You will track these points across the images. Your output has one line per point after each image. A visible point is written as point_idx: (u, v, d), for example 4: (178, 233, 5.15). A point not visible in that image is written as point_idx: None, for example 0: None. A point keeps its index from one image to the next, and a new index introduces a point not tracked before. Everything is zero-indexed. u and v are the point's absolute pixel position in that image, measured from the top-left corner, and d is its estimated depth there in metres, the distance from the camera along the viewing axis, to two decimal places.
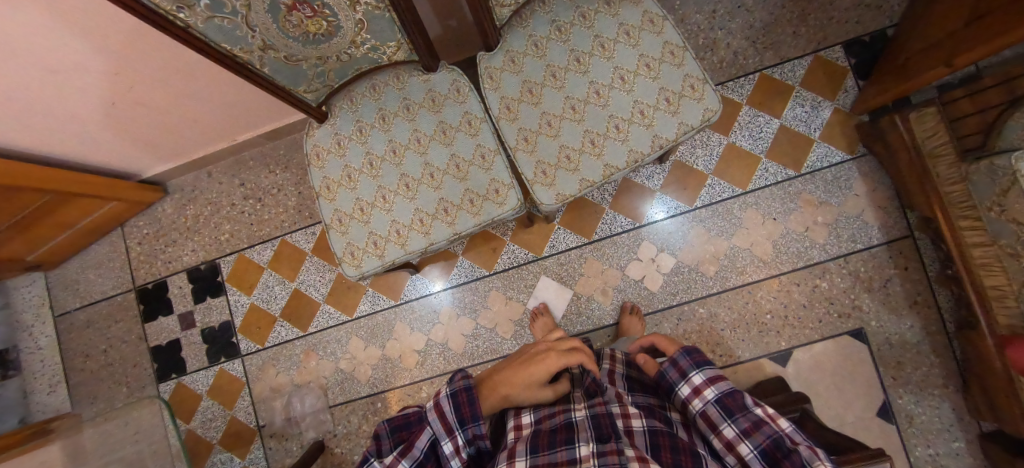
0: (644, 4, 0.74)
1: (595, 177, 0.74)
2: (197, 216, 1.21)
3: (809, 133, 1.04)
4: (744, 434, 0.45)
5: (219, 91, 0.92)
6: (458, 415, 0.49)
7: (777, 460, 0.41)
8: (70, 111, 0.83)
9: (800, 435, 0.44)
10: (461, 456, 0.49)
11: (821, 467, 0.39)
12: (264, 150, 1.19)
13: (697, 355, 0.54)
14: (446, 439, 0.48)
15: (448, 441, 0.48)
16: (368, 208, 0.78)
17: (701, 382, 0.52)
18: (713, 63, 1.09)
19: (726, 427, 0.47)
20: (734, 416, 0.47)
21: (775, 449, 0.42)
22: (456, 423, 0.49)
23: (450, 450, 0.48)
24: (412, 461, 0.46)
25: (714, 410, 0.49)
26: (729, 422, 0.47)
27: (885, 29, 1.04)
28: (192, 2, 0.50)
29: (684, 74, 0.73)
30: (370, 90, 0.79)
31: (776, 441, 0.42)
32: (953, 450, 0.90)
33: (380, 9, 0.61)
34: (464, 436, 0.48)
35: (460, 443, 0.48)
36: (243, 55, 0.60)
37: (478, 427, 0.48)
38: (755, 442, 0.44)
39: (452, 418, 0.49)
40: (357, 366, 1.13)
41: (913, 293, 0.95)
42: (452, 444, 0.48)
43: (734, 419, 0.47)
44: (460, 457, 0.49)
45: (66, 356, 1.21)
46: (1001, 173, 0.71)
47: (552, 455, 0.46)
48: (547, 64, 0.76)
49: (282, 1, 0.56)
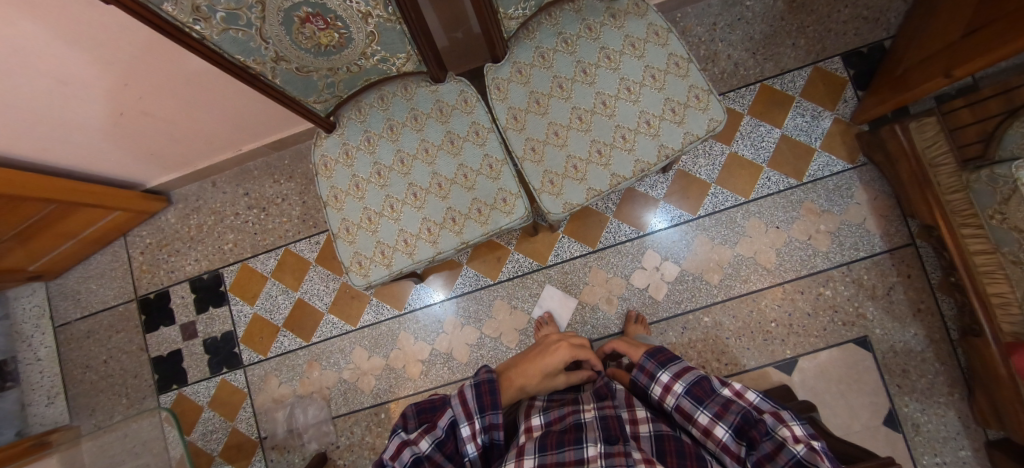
0: (649, 17, 0.76)
1: (602, 186, 0.74)
2: (201, 226, 1.20)
3: (810, 142, 1.05)
4: (715, 416, 0.51)
5: (227, 101, 0.93)
6: (479, 402, 0.54)
7: (749, 433, 0.47)
8: (79, 121, 0.83)
9: (766, 406, 0.51)
10: (477, 441, 0.52)
11: (785, 431, 0.46)
12: (270, 160, 1.19)
13: (662, 354, 0.61)
14: (465, 423, 0.53)
15: (466, 425, 0.53)
16: (375, 217, 0.78)
17: (669, 378, 0.58)
18: (715, 74, 1.10)
19: (700, 414, 0.52)
20: (704, 403, 0.53)
21: (745, 423, 0.48)
22: (476, 409, 0.53)
23: (467, 433, 0.52)
24: (433, 439, 0.51)
25: (686, 401, 0.54)
26: (702, 409, 0.52)
27: (883, 40, 1.07)
28: (208, 14, 0.51)
29: (689, 85, 0.74)
30: (378, 100, 0.80)
31: (744, 415, 0.49)
32: (960, 458, 0.90)
33: (392, 21, 0.62)
34: (481, 422, 0.53)
35: (477, 428, 0.53)
36: (256, 66, 0.61)
37: (495, 415, 0.53)
38: (727, 422, 0.49)
39: (472, 406, 0.54)
40: (360, 376, 1.12)
41: (917, 301, 0.96)
42: (469, 430, 0.53)
43: (705, 405, 0.52)
44: (475, 443, 0.52)
45: (66, 367, 1.20)
46: (1001, 181, 0.73)
47: (560, 454, 0.47)
48: (554, 75, 0.77)
49: (297, 13, 0.57)
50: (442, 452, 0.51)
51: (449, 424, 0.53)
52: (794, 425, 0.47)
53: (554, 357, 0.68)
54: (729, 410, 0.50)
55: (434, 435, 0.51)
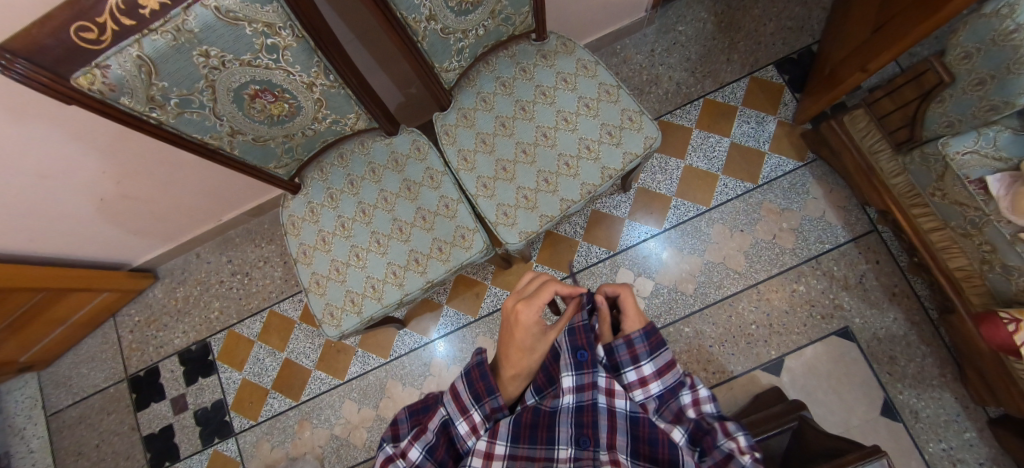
0: (577, 54, 0.83)
1: (553, 211, 0.78)
2: (188, 297, 1.24)
3: (758, 146, 1.10)
4: (672, 422, 0.51)
5: (203, 175, 0.99)
6: (472, 393, 0.52)
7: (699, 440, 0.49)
8: (65, 210, 0.89)
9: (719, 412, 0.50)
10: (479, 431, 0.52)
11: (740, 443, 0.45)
12: (251, 226, 1.25)
13: (653, 339, 0.52)
14: (461, 420, 0.52)
15: (463, 421, 0.52)
16: (343, 267, 0.82)
17: (649, 372, 0.51)
18: (659, 95, 1.17)
19: (657, 416, 0.52)
20: (660, 410, 0.52)
21: (699, 432, 0.49)
22: (471, 400, 0.52)
23: (467, 428, 0.52)
24: (424, 444, 0.50)
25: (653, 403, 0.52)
26: (659, 415, 0.52)
27: (810, 46, 1.14)
28: (162, 102, 0.57)
29: (621, 108, 0.79)
30: (338, 159, 0.86)
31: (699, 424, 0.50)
32: (966, 442, 0.87)
33: (336, 86, 0.69)
34: (481, 412, 0.52)
35: (478, 420, 0.52)
36: (214, 141, 0.67)
37: (494, 400, 0.51)
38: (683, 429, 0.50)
39: (466, 396, 0.52)
40: (351, 430, 1.10)
41: (890, 286, 0.97)
42: (467, 424, 0.52)
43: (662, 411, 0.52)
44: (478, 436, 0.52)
45: (57, 457, 1.18)
46: (933, 160, 0.76)
47: (530, 450, 0.51)
48: (496, 115, 0.82)
49: (246, 91, 0.63)
50: (434, 459, 0.50)
51: (444, 427, 0.52)
52: (745, 437, 0.45)
53: (524, 328, 0.50)
54: (682, 420, 0.50)
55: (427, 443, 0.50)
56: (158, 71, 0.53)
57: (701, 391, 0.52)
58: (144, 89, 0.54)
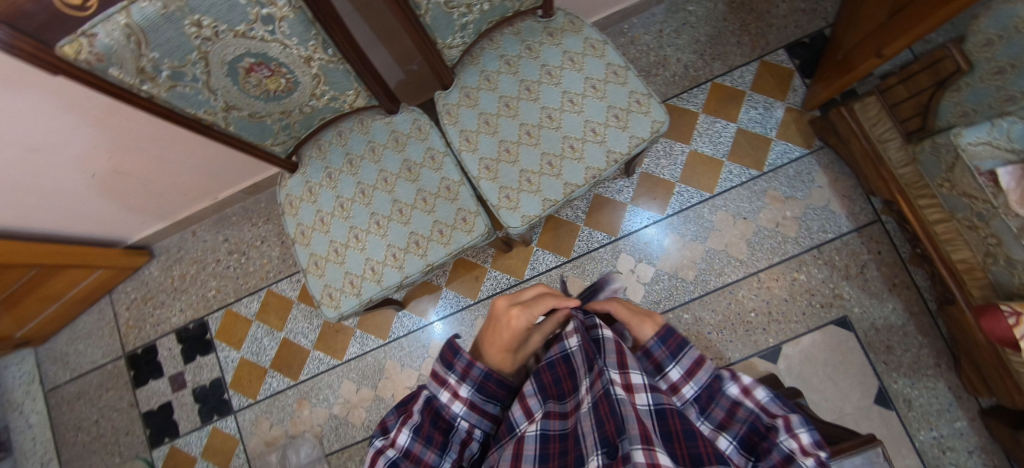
0: (585, 32, 0.80)
1: (557, 196, 0.77)
2: (184, 275, 1.23)
3: (765, 133, 1.08)
4: (719, 427, 0.43)
5: (197, 151, 0.96)
6: (443, 362, 0.48)
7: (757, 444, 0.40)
8: (55, 187, 0.87)
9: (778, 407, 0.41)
10: (462, 397, 0.47)
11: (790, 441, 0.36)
12: (247, 204, 1.23)
13: (670, 340, 0.48)
14: (442, 391, 0.47)
15: (443, 393, 0.47)
16: (342, 248, 0.80)
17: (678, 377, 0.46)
18: (666, 78, 1.14)
19: (701, 422, 0.44)
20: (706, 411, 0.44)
21: (752, 434, 0.40)
22: (443, 371, 0.48)
23: (449, 398, 0.47)
24: (412, 427, 0.44)
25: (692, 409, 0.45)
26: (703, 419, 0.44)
27: (822, 30, 1.11)
28: (154, 74, 0.55)
29: (629, 90, 0.77)
30: (336, 137, 0.84)
31: (754, 425, 0.40)
32: (957, 430, 0.88)
33: (334, 62, 0.66)
34: (455, 376, 0.47)
35: (456, 386, 0.47)
36: (208, 117, 0.65)
37: (464, 360, 0.47)
38: (732, 433, 0.42)
39: (441, 371, 0.48)
40: (350, 410, 1.11)
41: (890, 276, 0.97)
42: (448, 391, 0.47)
43: (706, 415, 0.44)
44: (462, 400, 0.47)
45: (57, 431, 1.19)
46: (944, 150, 0.75)
47: (561, 405, 0.45)
48: (500, 95, 0.80)
49: (241, 64, 0.60)
50: (425, 439, 0.44)
51: (428, 400, 0.47)
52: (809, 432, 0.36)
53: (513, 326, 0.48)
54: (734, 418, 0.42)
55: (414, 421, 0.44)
56: (148, 41, 0.50)
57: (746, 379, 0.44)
58: (133, 60, 0.51)
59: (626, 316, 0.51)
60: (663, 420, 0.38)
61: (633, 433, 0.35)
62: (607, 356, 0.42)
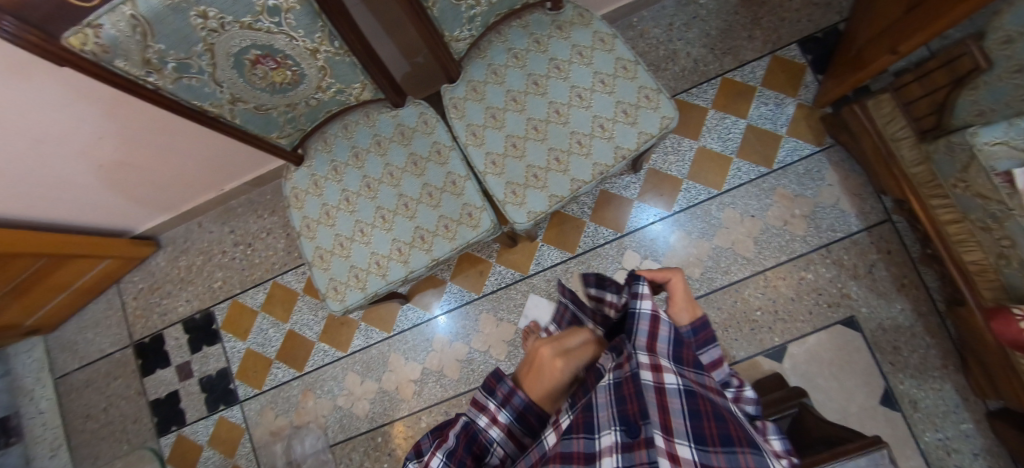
0: (594, 25, 0.78)
1: (563, 192, 0.76)
2: (190, 266, 1.23)
3: (775, 129, 1.06)
4: None
5: (202, 143, 0.96)
6: (484, 387, 0.47)
7: None
8: (62, 177, 0.87)
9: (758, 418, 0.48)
10: (501, 423, 0.46)
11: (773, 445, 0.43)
12: (252, 196, 1.23)
13: (701, 333, 0.50)
14: (480, 415, 0.46)
15: (482, 417, 0.46)
16: (347, 242, 0.80)
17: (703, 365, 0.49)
18: (675, 72, 1.12)
19: None
20: None
21: None
22: (483, 395, 0.47)
23: (486, 423, 0.46)
24: (446, 450, 0.43)
25: None
26: None
27: (836, 24, 1.08)
28: (159, 66, 0.54)
29: (638, 85, 0.76)
30: (342, 130, 0.83)
31: None
32: (963, 432, 0.88)
33: (341, 54, 0.65)
34: (496, 402, 0.46)
35: (495, 413, 0.46)
36: (214, 109, 0.65)
37: (507, 387, 0.46)
38: None
39: (481, 397, 0.47)
40: (355, 401, 1.12)
41: (899, 276, 0.96)
42: (486, 416, 0.46)
43: None
44: (500, 427, 0.46)
45: (67, 418, 1.21)
46: (959, 149, 0.73)
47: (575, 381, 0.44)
48: (507, 89, 0.79)
49: (247, 56, 0.60)
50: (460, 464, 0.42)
51: (465, 425, 0.46)
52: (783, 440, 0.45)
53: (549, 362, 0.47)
54: None
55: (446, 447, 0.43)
56: (154, 32, 0.50)
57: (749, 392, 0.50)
58: (139, 52, 0.51)
59: (675, 300, 0.52)
60: (691, 398, 0.37)
61: (655, 420, 0.35)
62: (636, 337, 0.41)
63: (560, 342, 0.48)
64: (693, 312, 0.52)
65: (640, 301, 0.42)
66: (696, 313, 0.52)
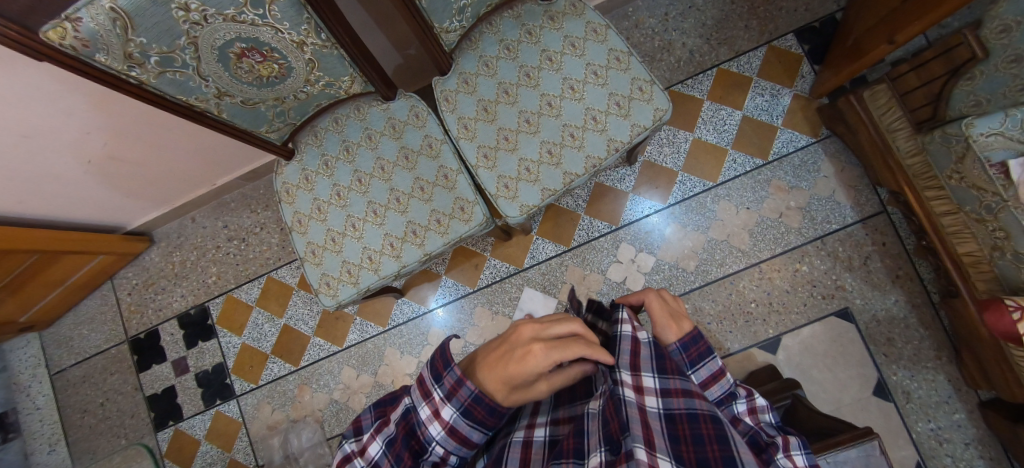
0: (587, 16, 0.77)
1: (556, 185, 0.76)
2: (185, 262, 1.23)
3: (771, 121, 1.05)
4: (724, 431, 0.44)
5: (192, 138, 0.95)
6: (432, 371, 0.42)
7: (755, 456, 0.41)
8: (52, 173, 0.87)
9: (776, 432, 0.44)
10: (443, 417, 0.40)
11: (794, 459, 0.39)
12: (245, 191, 1.22)
13: (699, 344, 0.47)
14: (423, 404, 0.42)
15: (425, 406, 0.41)
16: (339, 237, 0.80)
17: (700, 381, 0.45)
18: (671, 63, 1.11)
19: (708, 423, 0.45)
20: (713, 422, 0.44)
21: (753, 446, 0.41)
22: (431, 382, 0.42)
23: (428, 415, 0.41)
24: (385, 438, 0.42)
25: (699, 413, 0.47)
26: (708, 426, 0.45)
27: (834, 13, 1.07)
28: (142, 60, 0.54)
29: (632, 77, 0.75)
30: (332, 123, 0.82)
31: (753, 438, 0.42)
32: (955, 422, 0.89)
33: (328, 47, 0.64)
34: (441, 391, 0.41)
35: (439, 403, 0.41)
36: (200, 104, 0.64)
37: (453, 374, 0.40)
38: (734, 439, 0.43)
39: (429, 382, 0.42)
40: (351, 395, 1.13)
41: (894, 268, 0.96)
42: (430, 407, 0.41)
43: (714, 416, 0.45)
44: (442, 422, 0.40)
45: (64, 413, 1.22)
46: (954, 140, 0.72)
47: (571, 408, 0.46)
48: (499, 82, 0.78)
49: (231, 49, 0.59)
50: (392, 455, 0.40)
51: (405, 414, 0.42)
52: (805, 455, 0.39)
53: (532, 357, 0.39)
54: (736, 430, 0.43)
55: (388, 434, 0.42)
56: (134, 26, 0.49)
57: (758, 400, 0.46)
58: (120, 46, 0.50)
59: (654, 316, 0.49)
60: (672, 423, 0.36)
61: (637, 435, 0.33)
62: (620, 357, 0.42)
63: (545, 327, 0.41)
64: (679, 327, 0.49)
65: (620, 325, 0.45)
66: (684, 327, 0.49)
